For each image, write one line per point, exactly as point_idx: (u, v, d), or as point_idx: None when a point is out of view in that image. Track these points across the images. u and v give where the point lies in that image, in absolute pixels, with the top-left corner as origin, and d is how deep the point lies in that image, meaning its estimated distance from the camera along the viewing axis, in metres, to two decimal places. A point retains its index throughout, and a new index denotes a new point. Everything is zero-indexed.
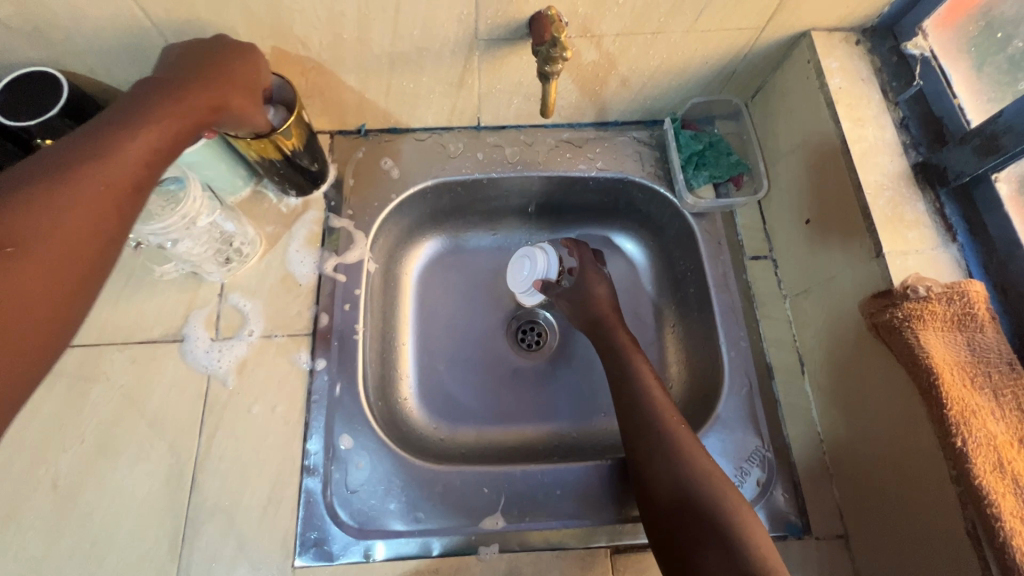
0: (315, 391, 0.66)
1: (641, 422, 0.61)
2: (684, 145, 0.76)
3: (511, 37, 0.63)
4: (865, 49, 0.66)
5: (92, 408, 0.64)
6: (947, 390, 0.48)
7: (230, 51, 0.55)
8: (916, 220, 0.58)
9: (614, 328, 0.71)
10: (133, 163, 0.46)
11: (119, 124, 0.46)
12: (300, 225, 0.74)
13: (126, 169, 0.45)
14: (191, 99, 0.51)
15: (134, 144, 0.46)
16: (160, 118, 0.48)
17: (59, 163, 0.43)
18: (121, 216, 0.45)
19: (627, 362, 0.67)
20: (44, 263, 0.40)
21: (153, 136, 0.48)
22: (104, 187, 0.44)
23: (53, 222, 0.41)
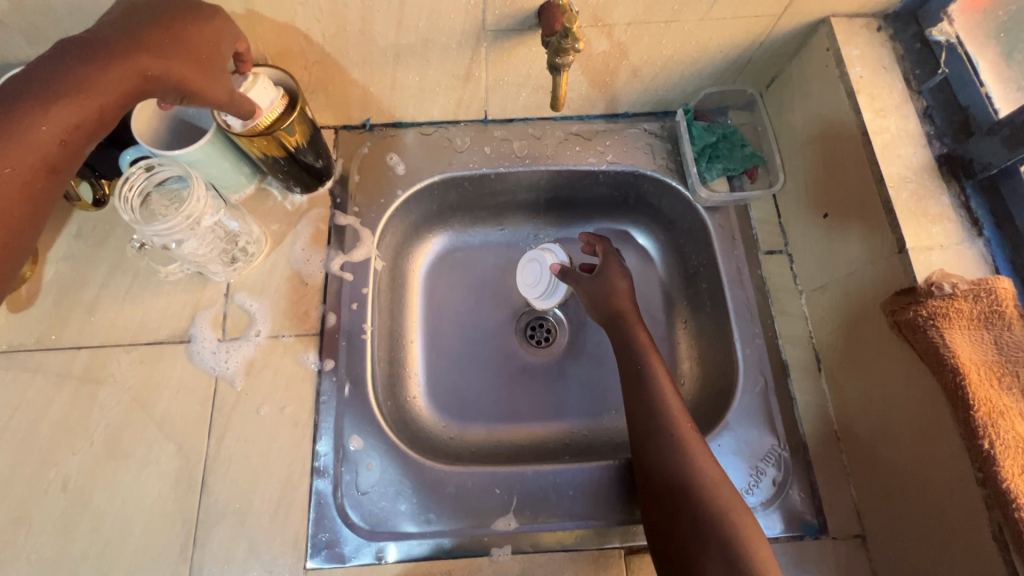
0: (324, 392, 0.65)
1: (654, 422, 0.60)
2: (696, 137, 0.74)
3: (519, 28, 0.61)
4: (887, 36, 0.64)
5: (101, 410, 0.63)
6: (973, 390, 0.47)
7: (182, 12, 0.49)
8: (940, 214, 0.56)
9: (627, 325, 0.69)
10: (45, 142, 0.45)
11: (32, 99, 0.44)
12: (305, 223, 0.73)
13: (34, 149, 0.44)
14: (114, 69, 0.46)
15: (46, 120, 0.44)
16: (77, 93, 0.45)
17: None
18: (32, 194, 0.46)
19: (639, 361, 0.65)
20: None
21: (69, 111, 0.45)
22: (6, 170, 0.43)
23: None
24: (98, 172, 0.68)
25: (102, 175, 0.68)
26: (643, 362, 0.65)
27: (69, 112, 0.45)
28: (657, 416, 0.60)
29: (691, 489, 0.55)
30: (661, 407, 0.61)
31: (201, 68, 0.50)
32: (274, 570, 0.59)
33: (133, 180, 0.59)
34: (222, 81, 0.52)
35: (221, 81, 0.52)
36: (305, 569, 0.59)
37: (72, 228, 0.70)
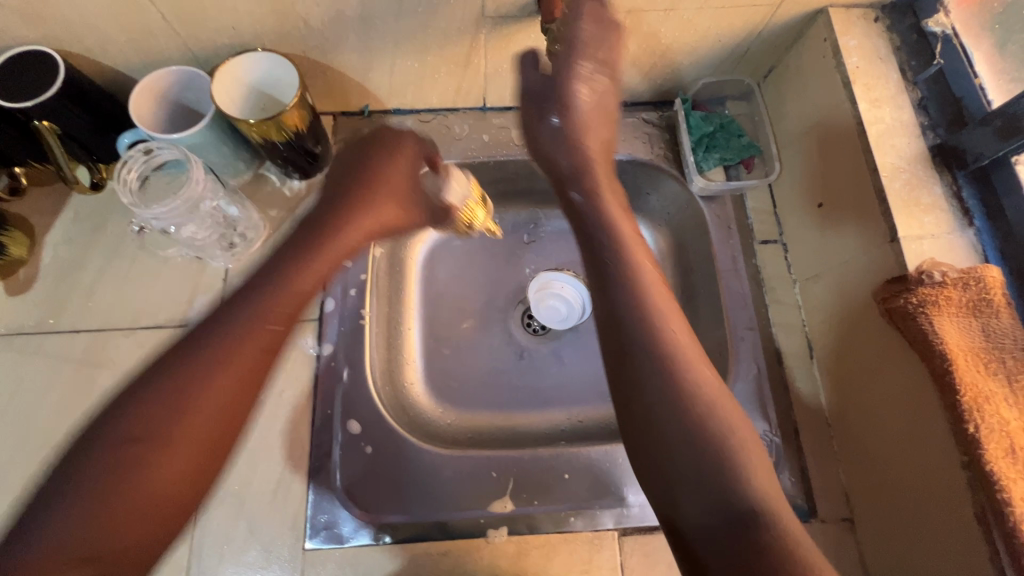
0: (322, 377, 0.66)
1: (647, 350, 0.49)
2: (694, 127, 0.75)
3: (518, 15, 0.61)
4: (884, 26, 0.64)
5: (99, 394, 0.64)
6: (960, 375, 0.48)
7: (383, 150, 0.67)
8: (932, 203, 0.57)
9: (620, 231, 0.57)
10: (210, 413, 0.48)
11: (190, 364, 0.49)
12: (303, 209, 0.73)
13: (205, 422, 0.48)
14: (241, 355, 0.50)
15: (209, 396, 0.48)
16: (225, 350, 0.50)
17: (184, 376, 0.48)
18: (212, 441, 0.48)
19: (617, 269, 0.54)
20: (177, 434, 0.46)
21: (224, 392, 0.49)
22: (217, 386, 0.49)
23: (178, 405, 0.47)
24: (96, 156, 0.67)
25: (99, 159, 0.68)
26: (644, 297, 0.52)
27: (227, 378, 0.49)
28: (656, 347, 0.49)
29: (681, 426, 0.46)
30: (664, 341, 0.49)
31: (393, 208, 0.66)
32: (273, 551, 0.59)
33: (131, 162, 0.59)
34: (415, 203, 0.67)
35: (411, 203, 0.67)
36: (303, 550, 0.60)
37: (69, 214, 0.70)
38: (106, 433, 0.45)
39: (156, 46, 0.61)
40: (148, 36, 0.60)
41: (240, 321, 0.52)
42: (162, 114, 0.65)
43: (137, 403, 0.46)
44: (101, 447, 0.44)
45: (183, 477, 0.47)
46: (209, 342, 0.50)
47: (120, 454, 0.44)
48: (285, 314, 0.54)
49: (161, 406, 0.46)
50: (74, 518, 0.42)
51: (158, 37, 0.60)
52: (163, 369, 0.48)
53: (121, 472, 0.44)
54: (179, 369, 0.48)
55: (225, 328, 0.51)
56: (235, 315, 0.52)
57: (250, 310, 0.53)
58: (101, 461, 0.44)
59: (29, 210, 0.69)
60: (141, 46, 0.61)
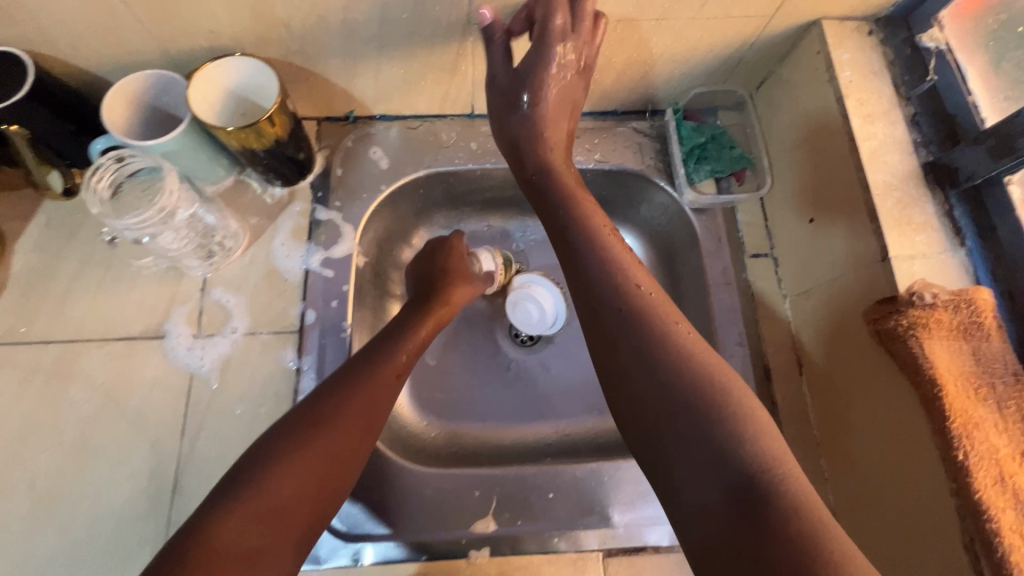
0: (301, 391, 0.64)
1: (616, 308, 0.52)
2: (685, 138, 0.73)
3: (507, 22, 0.59)
4: (878, 39, 0.63)
5: (70, 407, 0.62)
6: (950, 401, 0.47)
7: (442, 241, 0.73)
8: (924, 223, 0.56)
9: (580, 199, 0.61)
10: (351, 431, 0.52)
11: (327, 396, 0.54)
12: (285, 216, 0.71)
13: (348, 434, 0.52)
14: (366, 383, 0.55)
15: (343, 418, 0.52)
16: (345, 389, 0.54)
17: (307, 417, 0.52)
18: (342, 466, 0.51)
19: (568, 216, 0.59)
20: (308, 461, 0.49)
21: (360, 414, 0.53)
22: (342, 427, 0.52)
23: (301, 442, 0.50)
24: (70, 160, 0.65)
25: (73, 163, 0.65)
26: (613, 261, 0.55)
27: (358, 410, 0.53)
28: (637, 316, 0.51)
29: (672, 398, 0.47)
30: (639, 305, 0.52)
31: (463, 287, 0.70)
32: None
33: (104, 170, 0.57)
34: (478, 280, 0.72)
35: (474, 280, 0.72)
36: None
37: (41, 219, 0.68)
38: (277, 446, 0.49)
39: (131, 48, 0.59)
40: (121, 38, 0.58)
41: (370, 375, 0.56)
42: (136, 119, 0.63)
43: (285, 436, 0.50)
44: (263, 462, 0.48)
45: (312, 493, 0.49)
46: (344, 386, 0.55)
47: (281, 476, 0.48)
48: (400, 378, 0.59)
49: (310, 442, 0.50)
50: (241, 522, 0.45)
51: (133, 39, 0.58)
52: (317, 401, 0.53)
53: (267, 476, 0.48)
54: (320, 408, 0.52)
55: (354, 376, 0.56)
56: (374, 364, 0.57)
57: (373, 363, 0.57)
58: (265, 478, 0.47)
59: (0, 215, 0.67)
60: (114, 48, 0.59)
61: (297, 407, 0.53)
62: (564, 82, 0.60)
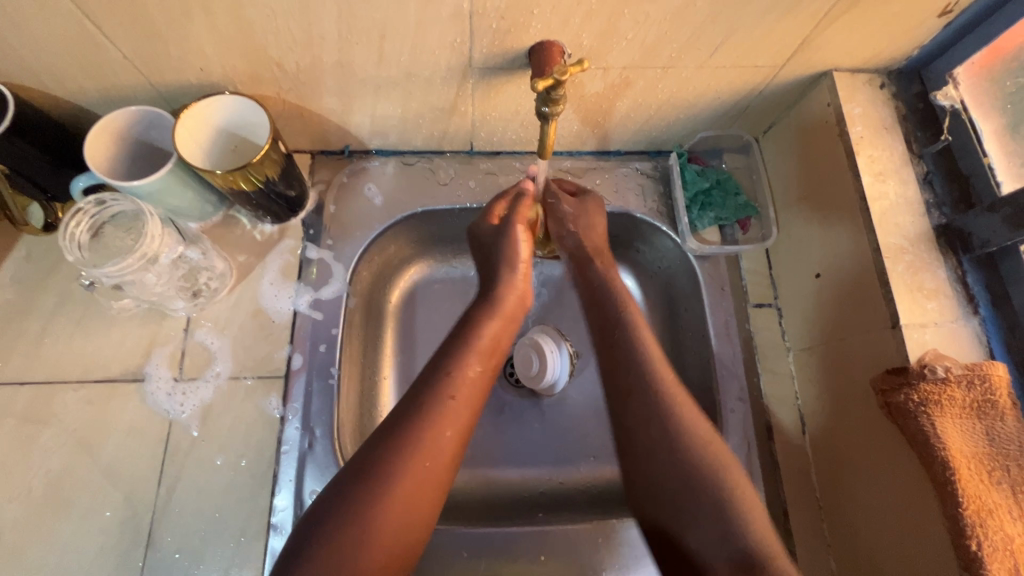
0: (286, 442, 0.61)
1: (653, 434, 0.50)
2: (689, 183, 0.72)
3: (508, 67, 0.57)
4: (890, 92, 0.62)
5: (42, 455, 0.59)
6: (963, 486, 0.45)
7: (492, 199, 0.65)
8: (936, 288, 0.54)
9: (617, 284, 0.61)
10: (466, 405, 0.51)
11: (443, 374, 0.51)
12: (275, 254, 0.69)
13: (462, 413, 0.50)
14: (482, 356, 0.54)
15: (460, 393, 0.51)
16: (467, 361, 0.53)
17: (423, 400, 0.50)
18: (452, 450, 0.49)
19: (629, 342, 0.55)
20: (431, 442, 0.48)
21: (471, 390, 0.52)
22: (461, 405, 0.50)
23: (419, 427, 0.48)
24: (50, 194, 0.63)
25: (55, 198, 0.64)
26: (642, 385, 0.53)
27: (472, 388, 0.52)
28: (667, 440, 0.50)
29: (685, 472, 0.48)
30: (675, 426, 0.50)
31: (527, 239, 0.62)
32: None
33: (83, 215, 0.56)
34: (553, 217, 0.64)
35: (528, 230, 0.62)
36: None
37: (20, 252, 0.65)
38: (336, 521, 0.44)
39: (118, 84, 0.57)
40: (109, 75, 0.55)
41: (433, 415, 0.49)
42: (120, 156, 0.60)
43: (367, 460, 0.46)
44: (324, 539, 0.43)
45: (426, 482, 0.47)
46: (426, 400, 0.49)
47: (349, 548, 0.43)
48: (464, 410, 0.50)
49: (373, 510, 0.44)
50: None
51: (121, 76, 0.56)
52: (369, 461, 0.46)
53: (332, 550, 0.43)
54: (379, 469, 0.46)
55: (413, 423, 0.48)
56: (430, 402, 0.49)
57: (429, 398, 0.50)
58: (331, 556, 0.43)
59: None
60: (100, 86, 0.57)
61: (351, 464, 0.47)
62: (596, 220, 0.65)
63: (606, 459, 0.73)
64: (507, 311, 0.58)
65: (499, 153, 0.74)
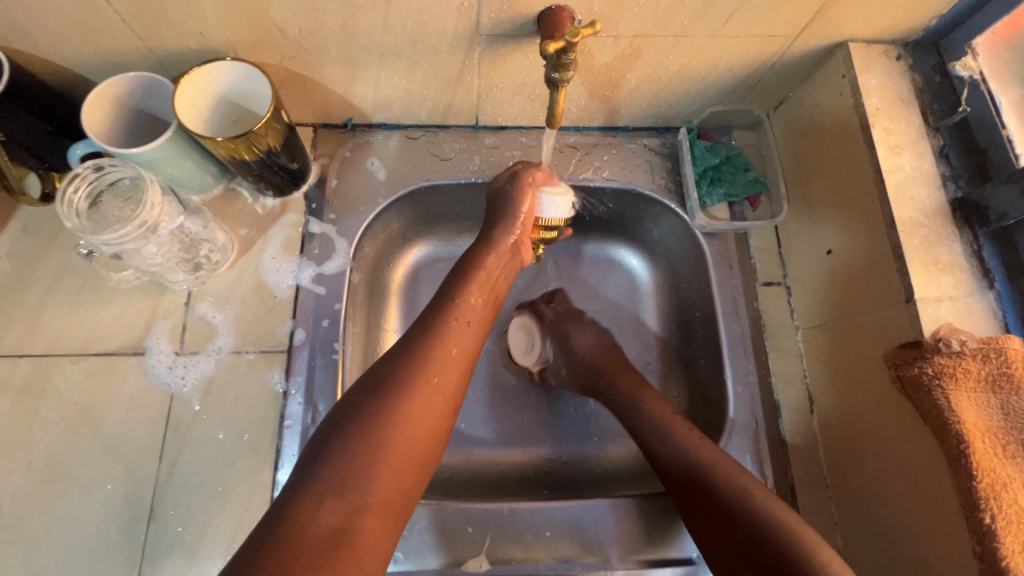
0: (288, 417, 0.60)
1: (687, 477, 0.55)
2: (699, 158, 0.70)
3: (516, 34, 0.56)
4: (907, 64, 0.60)
5: (41, 428, 0.58)
6: (977, 459, 0.45)
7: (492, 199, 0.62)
8: (951, 262, 0.53)
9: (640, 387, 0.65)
10: (465, 327, 0.53)
11: (446, 298, 0.55)
12: (276, 229, 0.67)
13: (465, 335, 0.52)
14: (478, 286, 0.57)
15: (462, 314, 0.54)
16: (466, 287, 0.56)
17: (434, 317, 0.52)
18: (459, 372, 0.51)
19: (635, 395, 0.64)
20: (442, 358, 0.49)
21: (469, 314, 0.54)
22: (462, 331, 0.53)
23: (433, 341, 0.50)
24: (48, 164, 0.61)
25: (52, 168, 0.62)
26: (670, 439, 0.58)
27: (472, 313, 0.54)
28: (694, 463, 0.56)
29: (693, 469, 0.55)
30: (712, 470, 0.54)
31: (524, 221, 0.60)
32: None
33: (81, 180, 0.54)
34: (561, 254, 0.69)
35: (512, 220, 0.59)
36: None
37: (17, 224, 0.64)
38: (352, 422, 0.44)
39: (115, 49, 0.55)
40: (106, 40, 0.54)
41: (440, 329, 0.51)
42: (119, 125, 0.59)
43: (394, 362, 0.48)
44: (344, 434, 0.43)
45: (440, 390, 0.48)
46: (433, 320, 0.52)
47: (366, 449, 0.43)
48: (467, 332, 0.53)
49: (386, 412, 0.45)
50: (327, 506, 0.40)
51: (118, 40, 0.54)
52: (382, 367, 0.48)
53: (349, 452, 0.42)
54: (391, 374, 0.47)
55: (421, 338, 0.50)
56: (436, 323, 0.52)
57: (435, 320, 0.52)
58: (348, 454, 0.42)
59: None
60: (97, 50, 0.55)
61: (365, 375, 0.48)
62: (591, 343, 0.71)
63: (611, 439, 0.73)
64: (500, 254, 0.60)
65: (505, 128, 0.73)
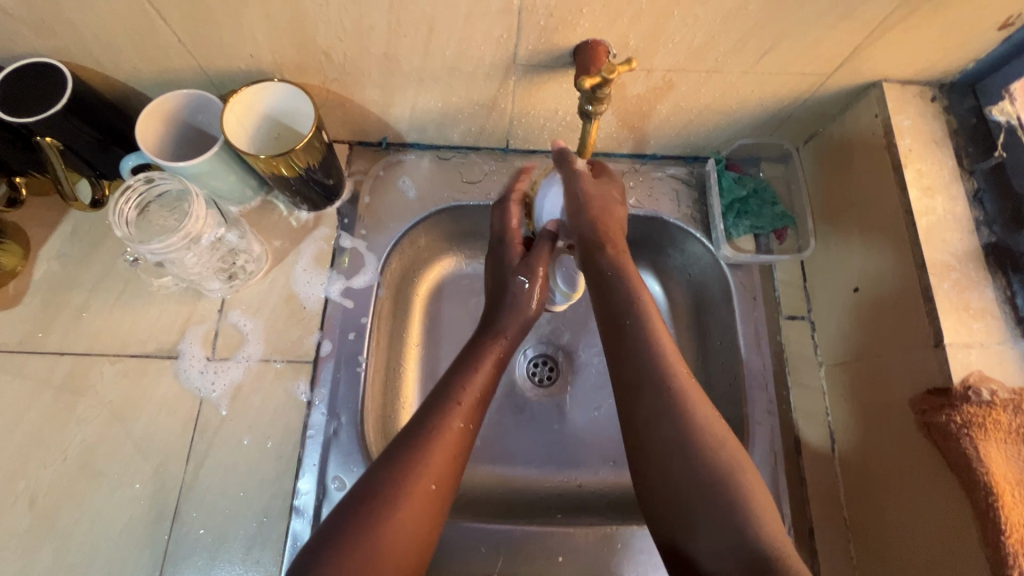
0: (311, 426, 0.62)
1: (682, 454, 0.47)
2: (726, 189, 0.71)
3: (552, 65, 0.58)
4: (942, 106, 0.60)
5: (78, 423, 0.61)
6: (1006, 513, 0.44)
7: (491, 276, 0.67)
8: (982, 309, 0.52)
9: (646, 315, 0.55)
10: (464, 431, 0.52)
11: (443, 394, 0.54)
12: (309, 241, 0.70)
13: (462, 439, 0.52)
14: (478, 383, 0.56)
15: (463, 415, 0.53)
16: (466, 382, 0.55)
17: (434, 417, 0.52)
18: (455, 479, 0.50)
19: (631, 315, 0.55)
20: (440, 467, 0.49)
21: (469, 416, 0.53)
22: (461, 434, 0.52)
23: (431, 446, 0.50)
24: (99, 172, 0.64)
25: (103, 175, 0.65)
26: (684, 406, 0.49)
27: (471, 413, 0.53)
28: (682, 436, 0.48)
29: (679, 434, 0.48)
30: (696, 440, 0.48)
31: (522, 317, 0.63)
32: None
33: (131, 192, 0.58)
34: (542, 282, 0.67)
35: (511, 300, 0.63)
36: None
37: (68, 227, 0.67)
38: (343, 531, 0.44)
39: (171, 67, 0.58)
40: (163, 59, 0.57)
41: (441, 433, 0.51)
42: (168, 137, 0.62)
43: (390, 466, 0.48)
44: (335, 547, 0.43)
45: (436, 500, 0.48)
46: (434, 421, 0.51)
47: (353, 565, 0.43)
48: (465, 434, 0.52)
49: (381, 521, 0.45)
50: None
51: (175, 60, 0.57)
52: (377, 474, 0.48)
53: (343, 562, 0.43)
54: (387, 484, 0.47)
55: (420, 442, 0.50)
56: (438, 424, 0.51)
57: (438, 420, 0.52)
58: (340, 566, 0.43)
59: (28, 221, 0.67)
60: (152, 68, 0.58)
61: (364, 477, 0.48)
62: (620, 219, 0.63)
63: (626, 465, 0.73)
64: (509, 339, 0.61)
65: (534, 152, 0.74)
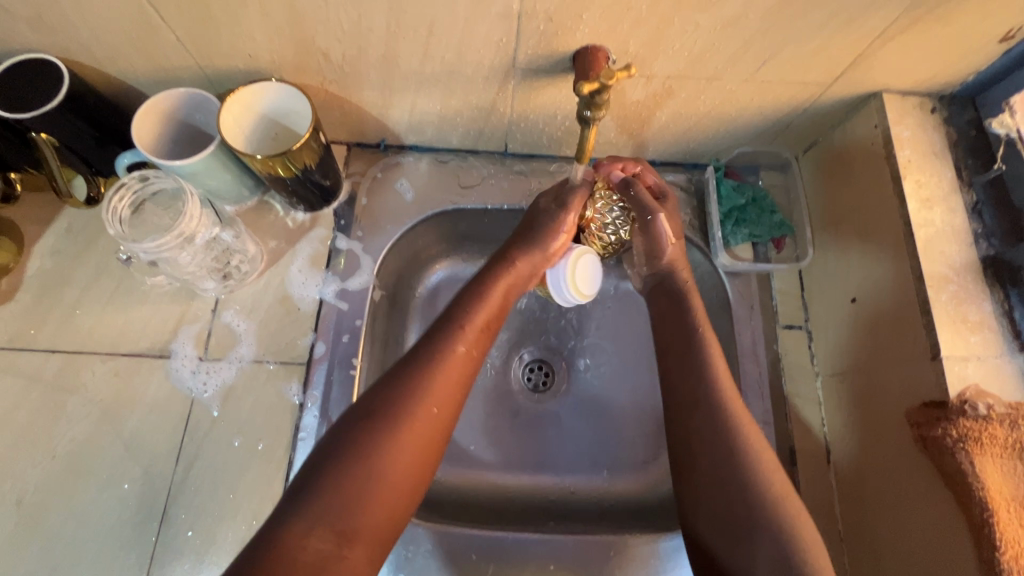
0: (303, 428, 0.61)
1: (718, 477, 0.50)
2: (724, 197, 0.70)
3: (551, 69, 0.57)
4: (942, 117, 0.60)
5: (68, 422, 0.60)
6: (1001, 529, 0.44)
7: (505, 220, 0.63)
8: (980, 321, 0.52)
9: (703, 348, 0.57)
10: (468, 354, 0.52)
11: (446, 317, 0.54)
12: (305, 242, 0.69)
13: (465, 364, 0.52)
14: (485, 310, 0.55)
15: (467, 339, 0.53)
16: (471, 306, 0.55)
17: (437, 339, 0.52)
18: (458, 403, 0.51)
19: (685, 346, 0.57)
20: (443, 386, 0.50)
21: (473, 343, 0.53)
22: (465, 357, 0.52)
23: (435, 365, 0.50)
24: (95, 169, 0.64)
25: (99, 172, 0.64)
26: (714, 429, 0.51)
27: (475, 340, 0.53)
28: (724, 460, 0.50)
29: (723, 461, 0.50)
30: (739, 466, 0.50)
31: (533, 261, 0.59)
32: None
33: (125, 189, 0.57)
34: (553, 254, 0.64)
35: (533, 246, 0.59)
36: None
37: (61, 224, 0.67)
38: (342, 452, 0.45)
39: (168, 65, 0.58)
40: (160, 58, 0.57)
41: (444, 354, 0.51)
42: (164, 136, 0.61)
43: (393, 383, 0.49)
44: (335, 464, 0.44)
45: (439, 419, 0.49)
46: (438, 340, 0.52)
47: (357, 476, 0.44)
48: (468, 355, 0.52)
49: (380, 438, 0.46)
50: (316, 535, 0.42)
51: (172, 59, 0.57)
52: (378, 395, 0.48)
53: (344, 475, 0.44)
54: (390, 403, 0.47)
55: (423, 364, 0.50)
56: (440, 349, 0.51)
57: (441, 341, 0.52)
58: (343, 481, 0.44)
59: (21, 218, 0.67)
60: (148, 66, 0.58)
61: (363, 399, 0.48)
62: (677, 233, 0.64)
63: (620, 472, 0.72)
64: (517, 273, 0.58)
65: (531, 156, 0.74)
